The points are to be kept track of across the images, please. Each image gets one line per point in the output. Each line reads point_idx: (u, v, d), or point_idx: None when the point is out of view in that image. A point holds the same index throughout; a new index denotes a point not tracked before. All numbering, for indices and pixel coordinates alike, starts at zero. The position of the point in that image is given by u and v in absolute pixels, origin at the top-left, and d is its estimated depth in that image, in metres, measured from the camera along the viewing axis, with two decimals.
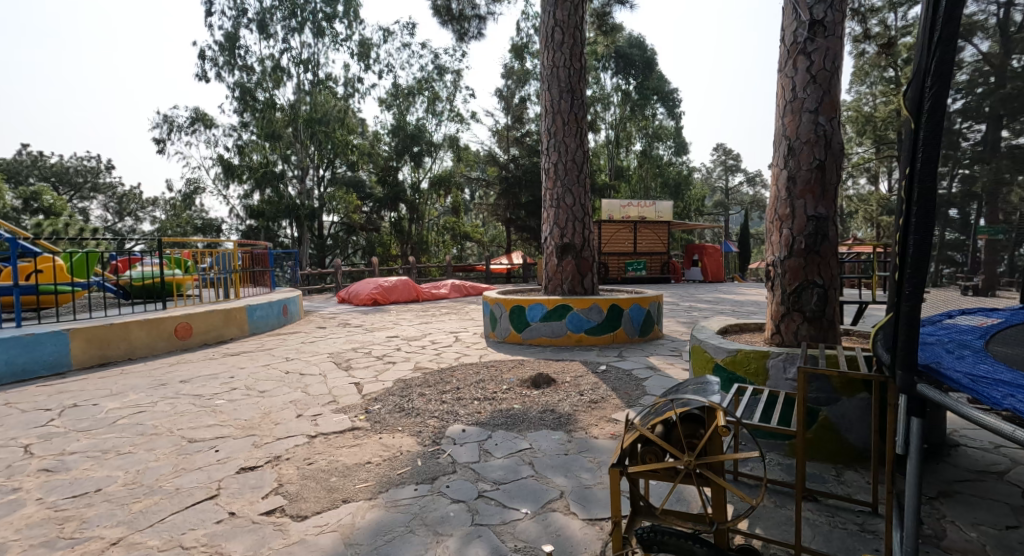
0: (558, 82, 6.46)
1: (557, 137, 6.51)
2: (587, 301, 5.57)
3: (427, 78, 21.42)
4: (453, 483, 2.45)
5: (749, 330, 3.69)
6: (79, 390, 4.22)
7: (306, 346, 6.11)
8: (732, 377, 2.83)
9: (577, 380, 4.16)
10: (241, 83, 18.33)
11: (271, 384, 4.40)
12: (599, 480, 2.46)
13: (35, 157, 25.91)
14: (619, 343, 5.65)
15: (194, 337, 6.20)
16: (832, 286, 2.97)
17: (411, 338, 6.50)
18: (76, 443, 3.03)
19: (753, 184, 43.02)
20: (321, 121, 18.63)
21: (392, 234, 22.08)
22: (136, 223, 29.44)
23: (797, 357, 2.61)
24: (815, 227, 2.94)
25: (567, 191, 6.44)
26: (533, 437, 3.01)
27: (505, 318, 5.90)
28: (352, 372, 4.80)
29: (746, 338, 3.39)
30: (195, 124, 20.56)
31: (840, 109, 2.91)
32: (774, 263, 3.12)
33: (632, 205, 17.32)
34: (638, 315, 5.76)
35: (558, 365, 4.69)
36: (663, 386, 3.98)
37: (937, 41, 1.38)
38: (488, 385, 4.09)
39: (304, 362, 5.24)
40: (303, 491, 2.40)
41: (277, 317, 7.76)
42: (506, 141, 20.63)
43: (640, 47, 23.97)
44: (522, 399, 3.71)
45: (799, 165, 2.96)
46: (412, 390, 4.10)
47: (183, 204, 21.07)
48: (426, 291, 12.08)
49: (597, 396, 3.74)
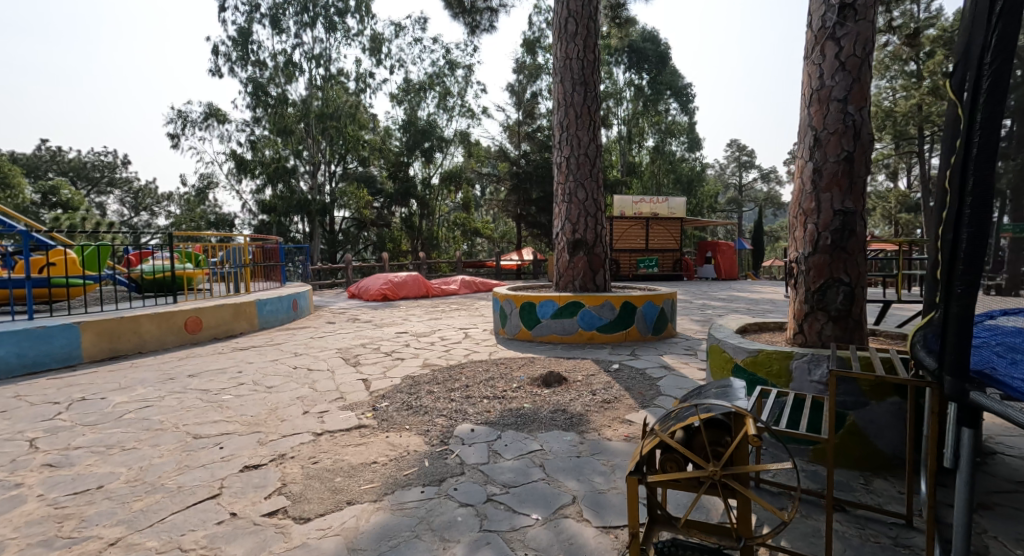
0: (571, 74, 6.32)
1: (569, 131, 6.38)
2: (599, 298, 5.45)
3: (438, 73, 21.39)
4: (461, 486, 2.36)
5: (769, 330, 3.55)
6: (88, 383, 4.21)
7: (314, 342, 6.07)
8: (753, 379, 2.71)
9: (589, 379, 4.05)
10: (254, 79, 18.47)
11: (279, 379, 4.35)
12: (613, 484, 2.36)
13: (54, 152, 26.28)
14: (631, 341, 5.53)
15: (204, 331, 6.19)
16: (859, 285, 2.83)
17: (420, 334, 6.43)
18: (81, 438, 2.99)
19: (767, 180, 42.49)
20: (333, 116, 18.70)
21: (403, 230, 22.09)
22: (152, 218, 29.77)
23: (824, 358, 2.49)
24: (842, 222, 2.81)
25: (579, 186, 6.32)
26: (544, 438, 2.92)
27: (515, 315, 5.81)
28: (360, 368, 4.74)
29: (766, 338, 3.27)
30: (209, 119, 20.70)
31: (869, 98, 2.77)
32: (797, 259, 2.99)
33: (644, 202, 17.15)
34: (651, 312, 5.63)
35: (569, 363, 4.58)
36: (678, 386, 3.87)
37: (1000, 14, 1.27)
38: (498, 383, 4.00)
39: (312, 357, 5.20)
40: (307, 491, 2.33)
41: (286, 311, 7.74)
42: (518, 137, 20.51)
43: (653, 42, 23.73)
44: (532, 398, 3.62)
45: (826, 157, 2.82)
46: (420, 387, 4.02)
47: (197, 199, 21.25)
48: (436, 286, 12.04)
49: (609, 396, 3.64)
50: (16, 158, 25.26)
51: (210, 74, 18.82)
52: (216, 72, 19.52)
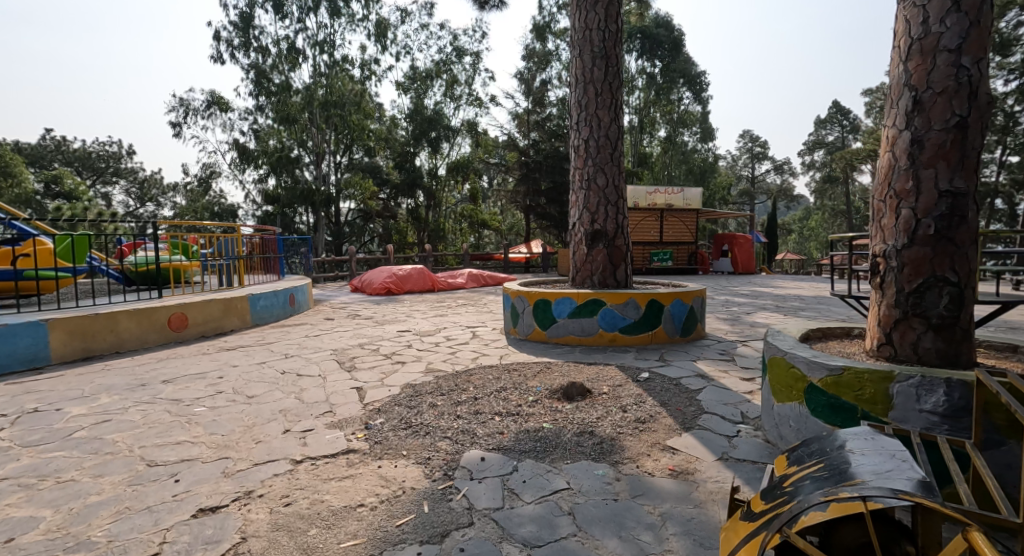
0: (590, 47, 5.73)
1: (587, 110, 5.78)
2: (622, 296, 4.90)
3: (445, 60, 20.78)
4: (469, 545, 1.83)
5: (835, 336, 2.97)
6: (49, 390, 3.72)
7: (309, 342, 5.56)
8: (835, 403, 2.18)
9: (617, 391, 3.51)
10: (256, 65, 18.02)
11: (262, 387, 3.84)
12: (667, 546, 1.81)
13: (59, 141, 25.90)
14: (658, 343, 4.97)
15: (190, 329, 5.70)
16: (969, 285, 2.25)
17: (424, 333, 5.91)
18: (13, 465, 2.49)
19: (780, 171, 41.69)
20: (338, 104, 18.15)
21: (409, 221, 21.44)
22: (158, 209, 29.47)
23: (938, 383, 1.91)
24: (951, 205, 2.22)
25: (598, 171, 5.73)
26: (571, 472, 2.38)
27: (528, 314, 5.28)
28: (355, 374, 4.23)
29: (836, 348, 2.74)
30: (211, 107, 20.28)
31: (988, 49, 2.18)
32: (885, 252, 2.41)
33: (658, 192, 16.44)
34: (680, 312, 5.06)
35: (592, 370, 4.04)
36: (723, 401, 3.31)
37: None
38: (510, 394, 3.46)
39: (304, 360, 4.69)
40: (270, 551, 1.81)
41: (282, 306, 7.24)
42: (526, 126, 19.99)
43: (668, 27, 22.91)
44: (552, 415, 3.07)
45: (929, 123, 2.24)
46: (421, 399, 3.49)
47: (201, 190, 20.92)
48: (442, 280, 11.54)
49: (643, 414, 3.08)
50: (21, 148, 24.92)
51: (212, 61, 18.37)
52: (218, 59, 19.06)
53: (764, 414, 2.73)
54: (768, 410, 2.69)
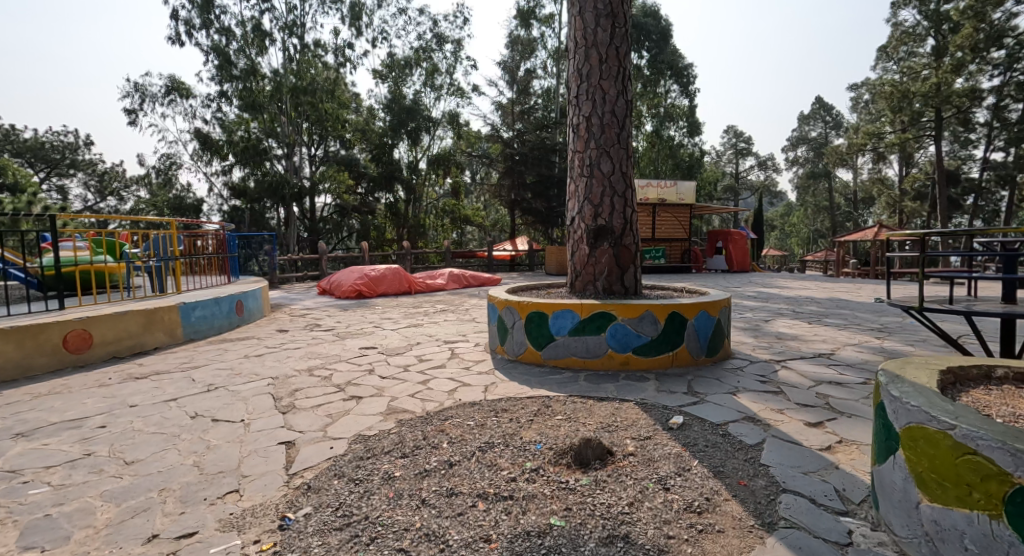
0: (594, 4, 4.73)
1: (589, 81, 4.78)
2: (636, 308, 3.92)
3: (425, 47, 19.59)
4: None
5: (971, 382, 2.04)
6: None
7: (246, 365, 4.48)
8: None
9: (649, 449, 2.52)
10: (217, 46, 16.48)
11: (152, 445, 2.75)
12: None
13: (7, 131, 23.92)
14: (680, 366, 4.01)
15: (95, 350, 4.54)
16: None
17: (391, 352, 4.86)
18: None
19: (764, 167, 41.51)
20: (308, 89, 16.69)
21: (388, 217, 20.16)
22: (120, 203, 27.49)
23: None
24: None
25: (603, 154, 4.74)
26: None
27: (517, 329, 4.29)
28: (291, 418, 3.17)
29: (1000, 406, 1.79)
30: (171, 94, 18.78)
31: None
32: None
33: (651, 186, 15.53)
34: (705, 326, 4.10)
35: (606, 411, 3.06)
36: (802, 468, 2.33)
37: None
38: (499, 458, 2.44)
39: (229, 396, 3.60)
40: None
41: (224, 316, 6.08)
42: (511, 116, 18.97)
43: (655, 17, 22.15)
44: (563, 501, 2.06)
45: None
46: (373, 465, 2.45)
47: (162, 183, 19.41)
48: (421, 281, 10.47)
49: (695, 496, 2.09)
50: None
51: (169, 41, 16.92)
52: (175, 40, 17.56)
53: (891, 507, 1.77)
54: (900, 505, 1.73)
